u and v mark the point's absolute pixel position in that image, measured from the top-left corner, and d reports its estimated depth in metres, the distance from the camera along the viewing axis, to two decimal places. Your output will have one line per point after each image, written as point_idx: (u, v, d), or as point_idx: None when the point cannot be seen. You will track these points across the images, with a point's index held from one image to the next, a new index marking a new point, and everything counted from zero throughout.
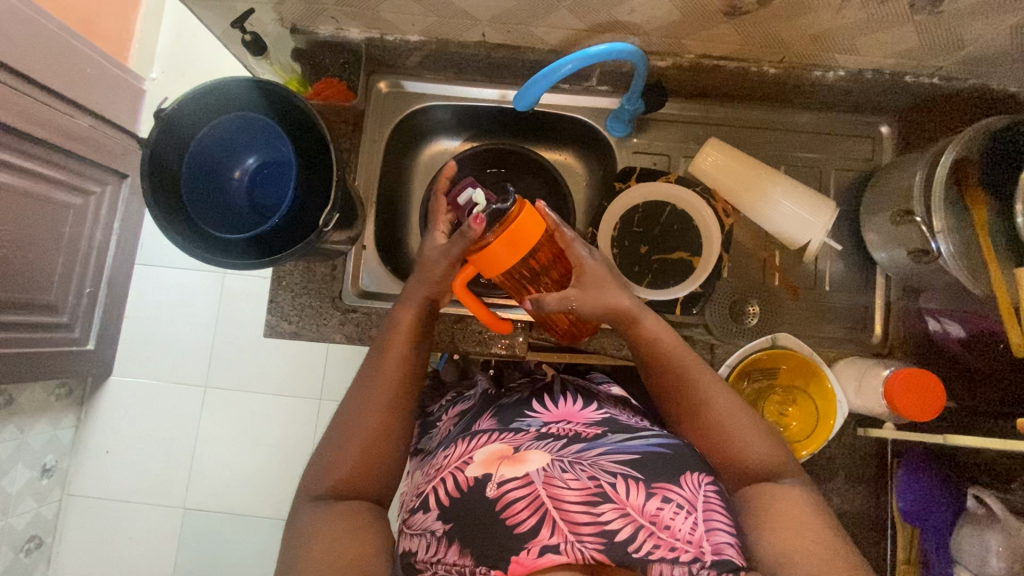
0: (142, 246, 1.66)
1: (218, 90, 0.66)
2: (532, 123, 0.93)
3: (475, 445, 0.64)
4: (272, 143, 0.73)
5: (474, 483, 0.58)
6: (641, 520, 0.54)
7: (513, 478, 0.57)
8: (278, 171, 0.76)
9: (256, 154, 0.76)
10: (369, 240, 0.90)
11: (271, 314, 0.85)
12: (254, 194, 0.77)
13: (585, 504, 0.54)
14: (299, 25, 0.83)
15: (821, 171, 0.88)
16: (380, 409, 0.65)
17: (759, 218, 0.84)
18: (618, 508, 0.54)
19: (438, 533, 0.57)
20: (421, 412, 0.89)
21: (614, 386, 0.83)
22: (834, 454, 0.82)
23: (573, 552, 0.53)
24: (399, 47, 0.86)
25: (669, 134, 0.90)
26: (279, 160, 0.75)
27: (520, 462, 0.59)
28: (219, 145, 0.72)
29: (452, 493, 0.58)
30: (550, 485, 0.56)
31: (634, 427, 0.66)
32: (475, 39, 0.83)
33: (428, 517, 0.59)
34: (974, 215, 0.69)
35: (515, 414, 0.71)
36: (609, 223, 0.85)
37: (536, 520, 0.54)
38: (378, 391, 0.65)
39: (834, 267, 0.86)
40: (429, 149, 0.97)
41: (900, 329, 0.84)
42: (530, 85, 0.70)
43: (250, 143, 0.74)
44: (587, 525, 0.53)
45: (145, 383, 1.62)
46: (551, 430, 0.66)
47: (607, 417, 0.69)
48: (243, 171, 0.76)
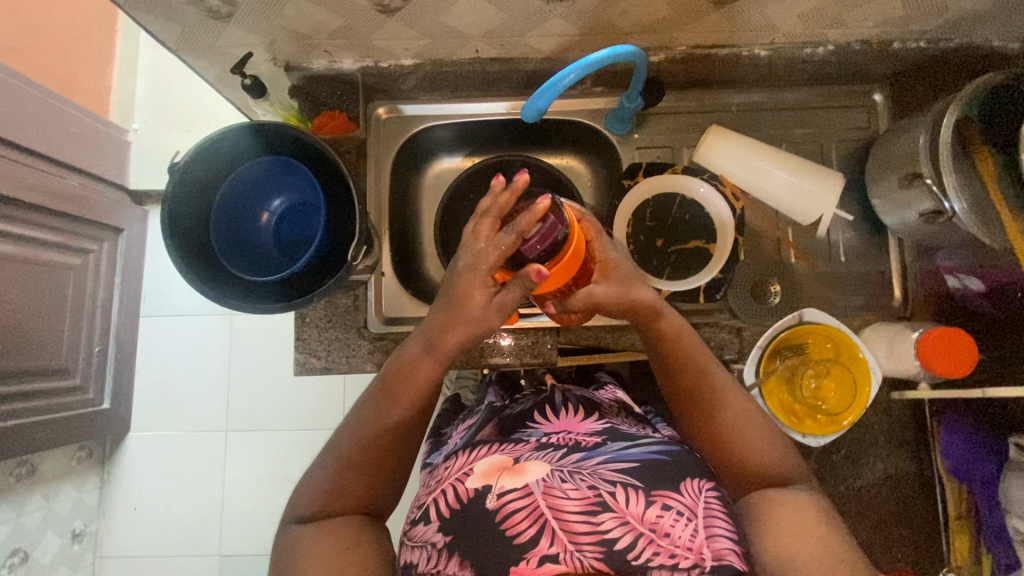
0: (146, 299, 1.65)
1: (229, 138, 0.66)
2: (534, 132, 0.94)
3: (476, 457, 0.66)
4: (296, 181, 0.74)
5: (473, 494, 0.59)
6: (641, 528, 0.55)
7: (512, 488, 0.58)
8: (305, 211, 0.77)
9: (282, 196, 0.77)
10: (387, 266, 0.90)
11: (299, 352, 0.85)
12: (280, 234, 0.78)
13: (585, 513, 0.55)
14: (293, 62, 0.83)
15: (821, 145, 0.90)
16: (387, 427, 0.66)
17: (767, 198, 0.85)
18: (617, 516, 0.55)
19: (439, 545, 0.58)
20: (438, 434, 0.90)
21: (616, 391, 0.86)
22: (872, 421, 0.82)
23: (572, 562, 0.53)
24: (394, 72, 0.87)
25: (669, 126, 0.91)
26: (304, 201, 0.76)
27: (520, 473, 0.60)
28: (244, 193, 0.73)
29: (452, 505, 0.60)
30: (549, 495, 0.57)
31: (633, 436, 0.68)
32: (469, 56, 0.84)
33: (429, 529, 0.60)
34: (982, 173, 0.70)
35: (518, 427, 0.74)
36: (622, 222, 0.86)
37: (536, 530, 0.55)
38: (397, 413, 0.66)
39: (845, 237, 0.88)
40: (434, 167, 0.98)
41: (921, 291, 0.85)
42: (536, 98, 0.71)
43: (275, 185, 0.75)
44: (587, 535, 0.54)
45: (165, 435, 1.61)
46: (552, 440, 0.68)
47: (606, 427, 0.71)
48: (271, 212, 0.77)
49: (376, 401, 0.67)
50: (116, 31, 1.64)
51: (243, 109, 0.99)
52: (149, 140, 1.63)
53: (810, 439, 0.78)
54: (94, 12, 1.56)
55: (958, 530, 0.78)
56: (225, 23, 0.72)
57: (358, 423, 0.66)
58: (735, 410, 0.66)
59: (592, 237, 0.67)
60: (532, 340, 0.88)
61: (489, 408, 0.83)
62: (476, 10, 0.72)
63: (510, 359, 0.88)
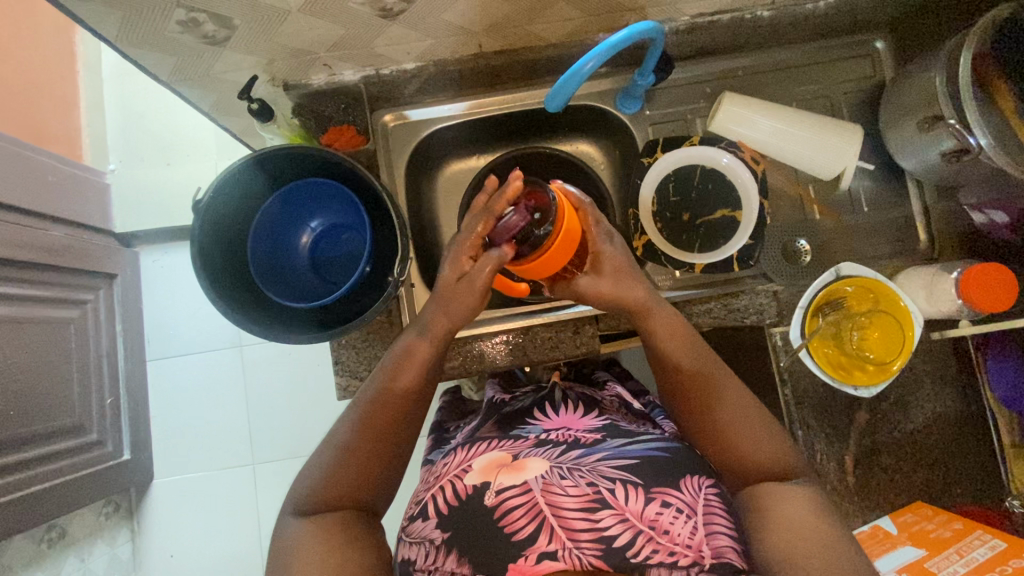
0: (150, 342, 1.60)
1: (264, 165, 0.65)
2: (544, 121, 0.94)
3: (474, 453, 0.71)
4: (337, 206, 0.74)
5: (472, 491, 0.64)
6: (641, 525, 0.59)
7: (511, 485, 0.62)
8: (344, 232, 0.77)
9: (320, 217, 0.76)
10: (415, 277, 0.89)
11: (339, 375, 0.83)
12: (318, 256, 0.78)
13: (584, 510, 0.59)
14: (291, 80, 0.80)
15: (829, 99, 0.90)
16: (373, 433, 0.65)
17: (787, 157, 0.84)
18: (617, 513, 0.59)
19: (438, 541, 0.62)
20: (439, 429, 0.91)
21: (615, 387, 0.90)
22: (916, 363, 0.84)
23: (570, 558, 0.57)
24: (396, 78, 0.84)
25: (680, 99, 0.90)
26: (343, 223, 0.76)
27: (518, 470, 0.64)
28: (281, 219, 0.73)
29: (450, 502, 0.64)
30: (549, 492, 0.61)
31: (631, 433, 0.72)
32: (471, 52, 0.82)
33: (427, 526, 0.64)
34: (1002, 106, 0.71)
35: (517, 422, 0.78)
36: (647, 198, 0.87)
37: (534, 526, 0.60)
38: (393, 395, 0.67)
39: (865, 186, 0.88)
40: (448, 170, 0.98)
41: (945, 229, 0.86)
42: (557, 89, 0.72)
43: (314, 208, 0.75)
44: (585, 532, 0.58)
45: (190, 477, 1.57)
46: (551, 437, 0.72)
47: (607, 424, 0.75)
48: (310, 235, 0.77)
49: (367, 400, 0.67)
50: (77, 69, 1.57)
51: (239, 131, 0.96)
52: (128, 178, 1.57)
53: (862, 391, 0.78)
54: (52, 53, 1.49)
55: (1016, 457, 0.79)
56: (222, 47, 0.69)
57: (355, 410, 0.67)
58: (743, 415, 0.67)
59: (588, 227, 0.68)
60: (572, 331, 0.87)
61: (489, 403, 0.87)
62: (479, 3, 0.70)
63: (555, 353, 0.87)
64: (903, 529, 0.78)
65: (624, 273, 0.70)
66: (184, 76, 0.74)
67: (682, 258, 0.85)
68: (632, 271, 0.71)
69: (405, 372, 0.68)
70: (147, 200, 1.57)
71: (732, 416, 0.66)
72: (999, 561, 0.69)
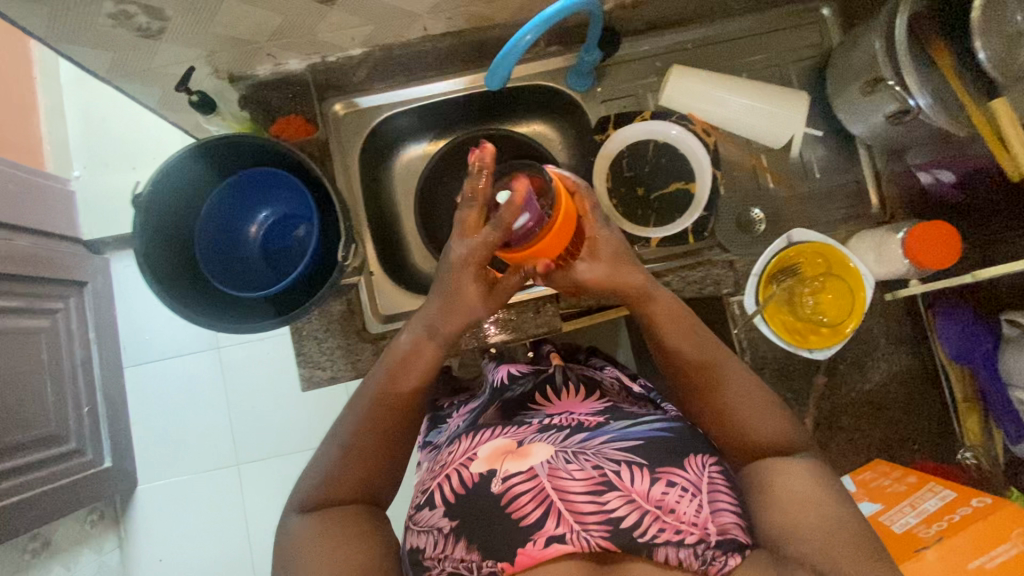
0: (126, 348, 1.59)
1: (204, 154, 0.65)
2: (497, 104, 0.94)
3: (479, 441, 0.68)
4: (283, 196, 0.74)
5: (479, 479, 0.61)
6: (647, 505, 0.57)
7: (517, 472, 0.60)
8: (291, 223, 0.76)
9: (268, 209, 0.76)
10: (374, 265, 0.88)
11: (302, 366, 0.83)
12: (267, 248, 0.78)
13: (591, 493, 0.57)
14: (236, 71, 0.79)
15: (780, 69, 0.90)
16: (378, 432, 0.65)
17: (732, 126, 0.86)
18: (623, 495, 0.57)
19: (445, 530, 0.60)
20: (433, 407, 0.89)
21: (615, 369, 0.87)
22: (872, 325, 0.86)
23: (580, 541, 0.56)
24: (344, 65, 0.84)
25: (632, 75, 0.90)
26: (291, 214, 0.76)
27: (523, 456, 0.62)
28: (227, 210, 0.73)
29: (458, 491, 0.61)
30: (555, 477, 0.59)
31: (632, 414, 0.70)
32: (418, 35, 0.82)
33: (434, 514, 0.62)
34: (940, 65, 0.71)
35: (519, 410, 0.76)
36: (602, 174, 0.87)
37: (542, 511, 0.57)
38: (399, 395, 0.67)
39: (816, 153, 0.89)
40: (402, 158, 0.96)
41: (896, 192, 0.87)
42: (498, 65, 0.71)
43: (261, 199, 0.75)
44: (593, 514, 0.56)
45: (175, 481, 1.57)
46: (554, 422, 0.69)
47: (609, 406, 0.73)
48: (258, 225, 0.77)
49: (370, 400, 0.66)
50: (35, 76, 1.54)
51: (189, 128, 0.95)
52: (94, 184, 1.55)
53: (816, 353, 0.80)
54: (6, 59, 1.46)
55: (966, 412, 0.82)
56: (159, 40, 0.68)
57: (358, 410, 0.66)
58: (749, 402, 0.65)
59: (584, 212, 0.67)
60: (533, 310, 0.88)
61: (490, 389, 0.84)
62: None
63: (517, 334, 0.88)
64: (863, 485, 0.80)
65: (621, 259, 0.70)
66: (124, 72, 0.73)
67: (638, 232, 0.85)
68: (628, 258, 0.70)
69: (408, 373, 0.67)
70: (114, 206, 1.55)
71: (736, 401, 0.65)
72: (947, 510, 0.69)
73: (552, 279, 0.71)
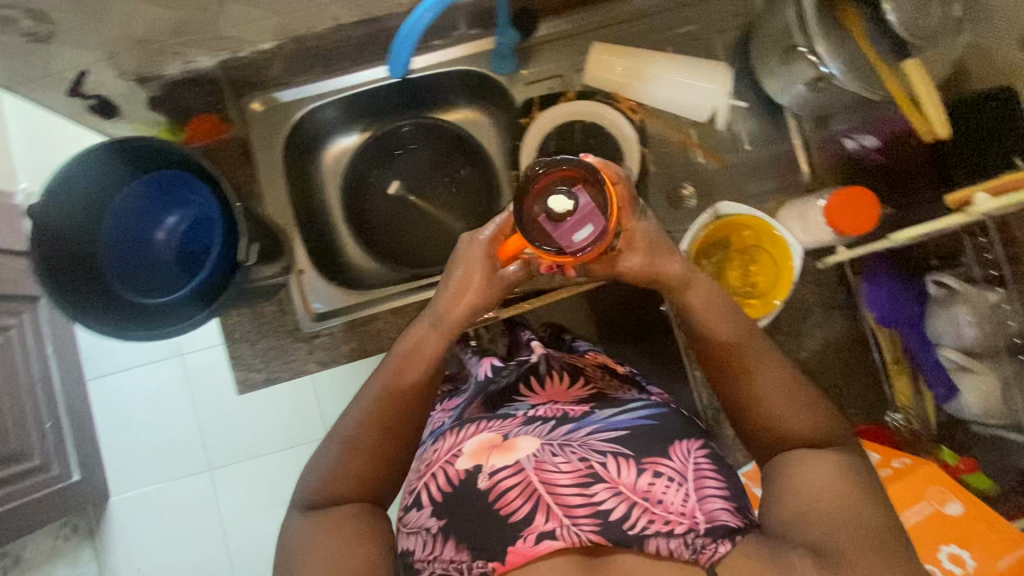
0: (87, 360, 1.58)
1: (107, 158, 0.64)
2: (423, 92, 0.92)
3: (465, 435, 0.66)
4: (193, 200, 0.74)
5: (465, 476, 0.61)
6: (634, 497, 0.56)
7: (504, 466, 0.59)
8: (200, 229, 0.75)
9: (178, 214, 0.76)
10: (304, 262, 0.86)
11: (236, 370, 0.83)
12: (176, 253, 0.76)
13: (578, 486, 0.57)
14: (145, 72, 0.76)
15: (706, 40, 0.88)
16: (377, 425, 0.63)
17: (658, 102, 0.86)
18: (610, 487, 0.57)
19: (434, 530, 0.60)
20: None
21: (599, 353, 0.85)
22: (806, 294, 0.86)
23: (569, 536, 0.55)
24: (257, 60, 0.82)
25: (556, 55, 0.88)
26: (201, 220, 0.75)
27: (510, 449, 0.61)
28: (132, 211, 0.72)
29: (444, 489, 0.61)
30: (542, 470, 0.58)
31: (621, 401, 0.69)
32: (330, 26, 0.79)
33: (422, 514, 0.62)
34: (852, 30, 0.71)
35: (505, 401, 0.74)
36: (527, 157, 0.86)
37: (531, 505, 0.57)
38: (401, 390, 0.65)
39: (746, 125, 0.88)
40: (328, 152, 0.94)
41: (825, 160, 0.86)
42: (398, 46, 0.70)
43: (171, 202, 0.75)
44: (581, 507, 0.56)
45: (148, 489, 1.57)
46: (539, 413, 0.68)
47: (594, 394, 0.72)
48: (167, 230, 0.76)
49: (373, 393, 0.65)
50: None
51: (109, 136, 0.93)
52: None
53: None
54: None
55: (897, 373, 0.83)
56: (49, 44, 0.65)
57: (364, 405, 0.64)
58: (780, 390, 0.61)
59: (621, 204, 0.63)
60: None
61: (475, 382, 0.81)
62: None
63: None
64: None
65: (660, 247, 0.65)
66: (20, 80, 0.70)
67: None
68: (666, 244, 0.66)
69: (410, 367, 0.66)
70: None
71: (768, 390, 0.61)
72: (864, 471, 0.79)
73: (595, 272, 0.68)
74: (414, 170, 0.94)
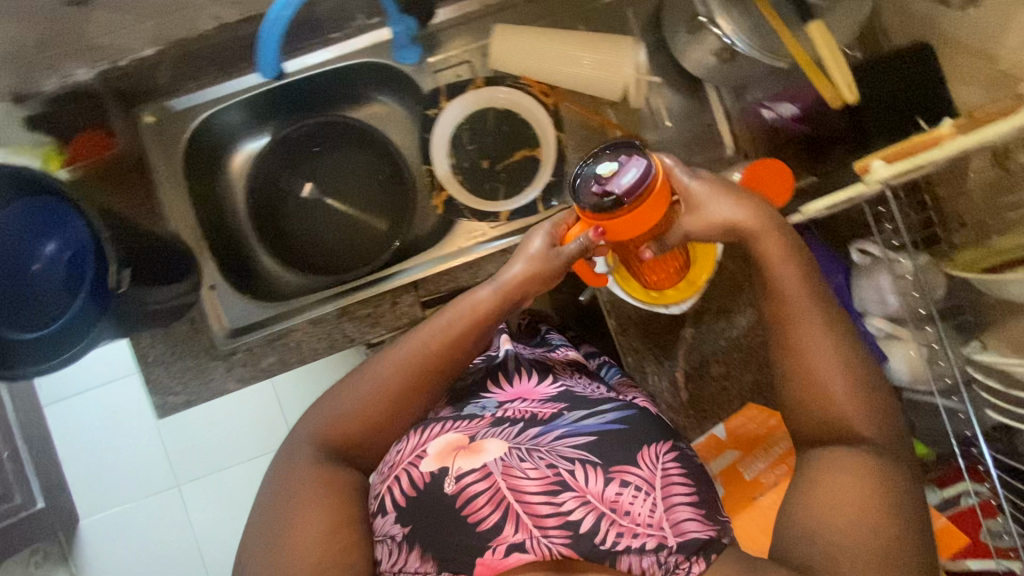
0: (42, 386, 1.55)
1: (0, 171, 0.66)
2: (331, 89, 0.88)
3: (429, 436, 0.64)
4: (71, 227, 0.71)
5: (429, 479, 0.59)
6: (602, 507, 0.56)
7: (470, 470, 0.58)
8: (72, 261, 0.71)
9: (55, 243, 0.72)
10: (216, 277, 0.83)
11: (154, 395, 0.80)
12: (49, 283, 0.72)
13: (546, 494, 0.56)
14: (22, 91, 0.73)
15: (620, 13, 0.84)
16: (406, 378, 0.65)
17: (572, 84, 0.81)
18: (578, 496, 0.56)
19: (399, 538, 0.58)
20: None
21: (570, 349, 0.83)
22: (732, 270, 0.84)
23: (539, 548, 0.55)
24: (142, 68, 0.77)
25: (462, 40, 0.84)
26: (76, 252, 0.71)
27: (476, 452, 0.60)
28: (11, 230, 0.70)
29: (408, 494, 0.59)
30: (510, 476, 0.57)
31: (590, 400, 0.68)
32: (213, 26, 0.75)
33: (387, 521, 0.60)
34: None
35: (469, 398, 0.71)
36: (439, 150, 0.83)
37: (499, 515, 0.56)
38: (438, 350, 0.65)
39: (667, 100, 0.84)
40: (237, 157, 0.90)
41: (747, 130, 0.83)
42: (262, 45, 0.67)
43: (52, 228, 0.72)
44: (551, 518, 0.55)
45: (118, 511, 1.55)
46: (506, 414, 0.66)
47: (562, 391, 0.70)
48: (44, 258, 0.72)
49: (409, 347, 0.66)
50: None
51: None
52: None
53: (673, 308, 0.79)
54: None
55: None
56: None
57: (400, 354, 0.66)
58: (844, 365, 0.57)
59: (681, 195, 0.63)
60: (390, 302, 0.82)
61: None
62: None
63: (377, 329, 0.82)
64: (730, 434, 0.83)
65: (715, 204, 0.62)
66: None
67: (482, 207, 0.83)
68: (725, 196, 0.62)
69: (444, 331, 0.65)
70: None
71: (827, 364, 0.57)
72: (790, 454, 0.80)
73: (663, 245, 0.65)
74: (331, 170, 0.90)
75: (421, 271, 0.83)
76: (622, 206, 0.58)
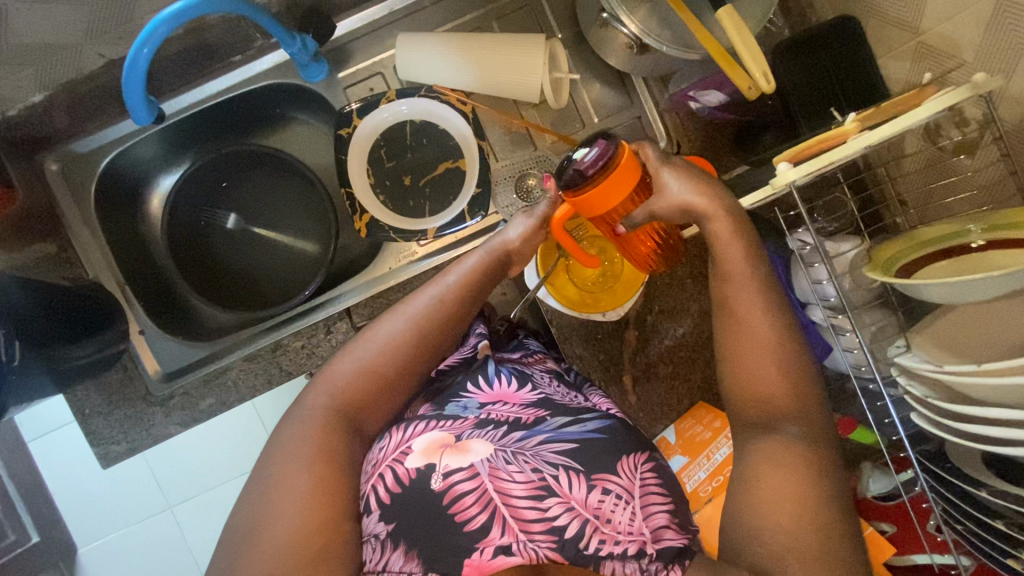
0: None
1: None
2: (244, 113, 0.84)
3: (413, 432, 0.59)
4: None
5: (416, 475, 0.54)
6: (585, 513, 0.53)
7: (458, 469, 0.54)
8: None
9: None
10: (145, 322, 0.81)
11: (95, 445, 0.79)
12: None
13: (532, 499, 0.53)
14: None
15: (534, 7, 0.78)
16: (416, 338, 0.60)
17: (487, 89, 0.76)
18: (563, 501, 0.53)
19: (383, 536, 0.53)
20: None
21: (547, 358, 0.75)
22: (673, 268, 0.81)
23: (526, 552, 0.52)
24: (34, 116, 0.74)
25: (369, 52, 0.80)
26: None
27: (464, 450, 0.56)
28: None
29: (393, 491, 0.54)
30: (496, 477, 0.54)
31: (571, 407, 0.64)
32: (100, 64, 0.72)
33: (371, 520, 0.54)
34: None
35: (449, 393, 0.65)
36: (357, 172, 0.79)
37: (486, 516, 0.53)
38: (449, 304, 0.61)
39: (592, 95, 0.80)
40: (156, 196, 0.88)
41: (678, 122, 0.78)
42: (126, 81, 0.62)
43: None
44: (537, 523, 0.52)
45: (110, 540, 1.50)
46: (490, 415, 0.61)
47: (542, 398, 0.65)
48: None
49: (421, 303, 0.61)
50: None
51: None
52: None
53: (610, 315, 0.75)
54: None
55: None
56: None
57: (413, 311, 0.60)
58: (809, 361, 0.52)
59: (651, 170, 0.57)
60: (324, 331, 0.79)
61: None
62: None
63: (312, 360, 0.80)
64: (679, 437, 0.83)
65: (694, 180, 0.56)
66: None
67: (408, 227, 0.80)
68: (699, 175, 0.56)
69: (451, 286, 0.62)
70: None
71: (776, 367, 0.51)
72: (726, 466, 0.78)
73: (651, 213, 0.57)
74: (250, 197, 0.87)
75: (349, 301, 0.80)
76: (587, 180, 0.53)
